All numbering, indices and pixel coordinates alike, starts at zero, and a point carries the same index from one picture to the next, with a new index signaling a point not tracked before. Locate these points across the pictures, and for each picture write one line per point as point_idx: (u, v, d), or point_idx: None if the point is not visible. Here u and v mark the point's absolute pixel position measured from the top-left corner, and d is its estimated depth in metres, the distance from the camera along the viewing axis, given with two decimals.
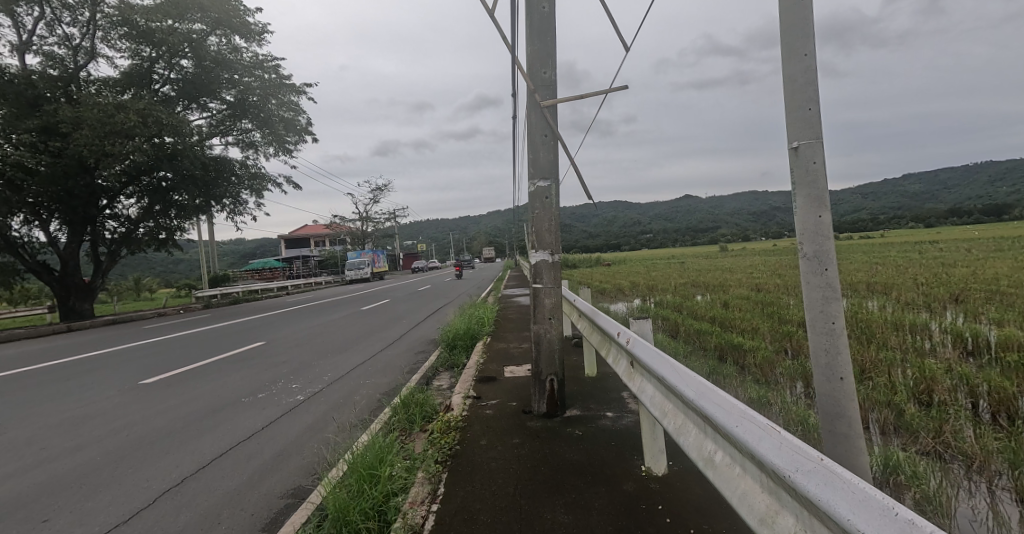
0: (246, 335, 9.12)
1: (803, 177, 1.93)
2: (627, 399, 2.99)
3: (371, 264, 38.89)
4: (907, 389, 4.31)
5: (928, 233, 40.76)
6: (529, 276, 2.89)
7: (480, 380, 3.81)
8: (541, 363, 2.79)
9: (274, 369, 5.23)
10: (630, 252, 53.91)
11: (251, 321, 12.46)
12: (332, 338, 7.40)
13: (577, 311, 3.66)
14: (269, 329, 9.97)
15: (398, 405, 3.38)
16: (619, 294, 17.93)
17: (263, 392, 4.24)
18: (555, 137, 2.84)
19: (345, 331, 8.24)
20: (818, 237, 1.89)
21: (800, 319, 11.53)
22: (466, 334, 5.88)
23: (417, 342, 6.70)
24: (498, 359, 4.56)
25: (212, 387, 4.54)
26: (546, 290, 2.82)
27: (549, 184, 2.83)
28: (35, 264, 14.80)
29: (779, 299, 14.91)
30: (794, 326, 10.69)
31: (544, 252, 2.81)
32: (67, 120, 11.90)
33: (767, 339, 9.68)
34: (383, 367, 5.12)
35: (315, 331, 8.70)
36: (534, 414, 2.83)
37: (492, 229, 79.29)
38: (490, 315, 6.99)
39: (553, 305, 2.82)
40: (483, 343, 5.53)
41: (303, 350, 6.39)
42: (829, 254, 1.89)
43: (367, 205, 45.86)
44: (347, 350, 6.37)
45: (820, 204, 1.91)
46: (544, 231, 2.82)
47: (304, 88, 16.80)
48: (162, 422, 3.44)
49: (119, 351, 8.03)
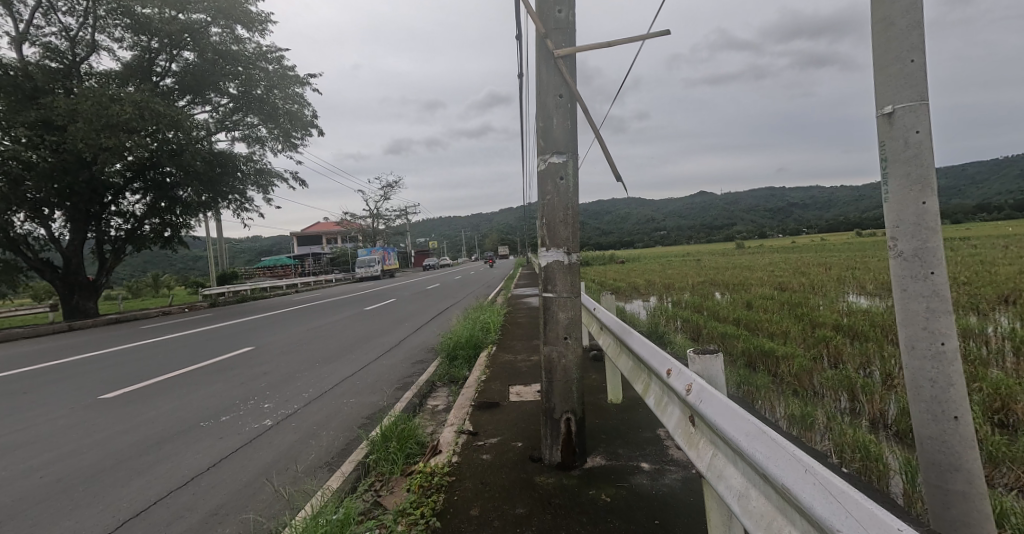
0: (239, 338, 8.58)
1: (899, 151, 1.56)
2: (665, 442, 2.30)
3: (381, 262, 38.55)
4: (977, 405, 3.44)
5: (956, 230, 39.12)
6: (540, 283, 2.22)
7: (478, 405, 3.15)
8: (554, 398, 2.12)
9: (251, 383, 4.64)
10: (644, 249, 52.89)
11: (250, 321, 11.95)
12: (325, 345, 6.80)
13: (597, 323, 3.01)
14: (265, 331, 9.42)
15: (376, 439, 2.75)
16: (635, 293, 17.11)
17: (227, 415, 3.64)
18: (573, 97, 2.16)
19: (341, 336, 7.62)
20: (919, 231, 1.50)
21: (833, 321, 10.64)
22: (469, 342, 5.25)
23: (416, 350, 6.06)
24: (502, 377, 3.89)
25: (175, 406, 3.97)
26: (560, 302, 2.15)
27: (564, 159, 2.14)
28: (37, 262, 14.47)
29: (808, 300, 14.00)
30: (830, 330, 9.82)
31: (556, 251, 2.14)
32: (63, 113, 11.49)
33: (800, 345, 8.86)
34: (370, 383, 4.48)
35: (309, 334, 8.12)
36: (544, 464, 2.15)
37: (505, 226, 78.66)
38: (496, 320, 6.29)
39: (569, 321, 2.15)
40: (487, 354, 4.89)
41: (290, 358, 5.82)
42: (937, 254, 1.48)
43: (378, 203, 45.59)
44: (338, 359, 5.77)
45: (923, 187, 1.51)
46: (558, 224, 2.14)
47: (309, 79, 16.32)
48: (91, 460, 2.85)
49: (102, 356, 7.54)
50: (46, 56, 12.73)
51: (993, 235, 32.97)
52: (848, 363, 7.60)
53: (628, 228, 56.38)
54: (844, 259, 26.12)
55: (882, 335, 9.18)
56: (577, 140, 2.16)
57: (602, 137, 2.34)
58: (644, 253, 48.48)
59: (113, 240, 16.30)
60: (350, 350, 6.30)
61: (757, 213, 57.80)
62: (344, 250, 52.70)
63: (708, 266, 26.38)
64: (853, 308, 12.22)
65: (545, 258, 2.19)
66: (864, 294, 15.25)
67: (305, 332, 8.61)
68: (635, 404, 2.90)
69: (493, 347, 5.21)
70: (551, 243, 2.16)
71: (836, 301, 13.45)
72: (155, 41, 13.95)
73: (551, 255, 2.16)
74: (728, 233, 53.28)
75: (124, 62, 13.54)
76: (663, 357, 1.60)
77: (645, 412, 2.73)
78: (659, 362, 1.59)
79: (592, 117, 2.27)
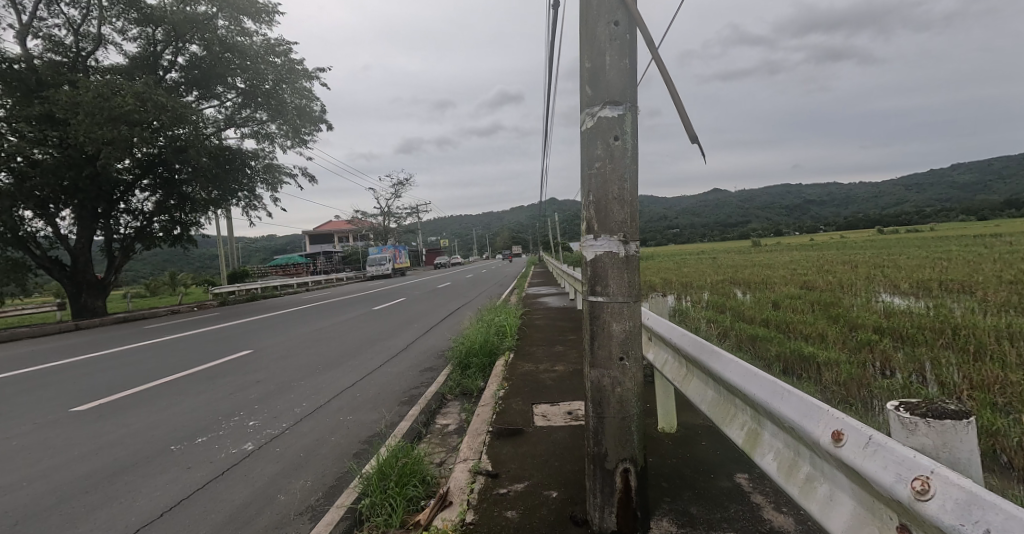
0: (240, 340, 8.14)
1: None
2: (754, 500, 1.70)
3: (392, 260, 38.25)
4: None
5: (984, 227, 37.70)
6: (584, 284, 1.66)
7: (499, 430, 2.60)
8: (605, 441, 1.56)
9: (239, 394, 4.12)
10: (657, 248, 51.88)
11: (255, 322, 11.52)
12: (329, 349, 6.30)
13: (647, 333, 2.43)
14: (269, 333, 8.96)
15: (372, 478, 2.21)
16: (653, 291, 16.48)
17: (204, 436, 3.11)
18: (632, 25, 1.58)
19: (346, 339, 7.12)
20: None
21: (874, 324, 9.85)
22: (483, 349, 4.70)
23: (426, 355, 5.51)
24: (526, 391, 3.32)
25: (150, 421, 3.45)
26: (613, 309, 1.58)
27: (621, 111, 1.57)
28: (44, 260, 14.20)
29: (838, 299, 13.24)
30: (871, 334, 9.06)
31: (609, 240, 1.59)
32: (64, 106, 11.16)
33: (840, 350, 8.12)
34: (373, 397, 3.95)
35: (313, 337, 7.64)
36: (592, 529, 1.58)
37: (516, 225, 78.11)
38: (512, 323, 5.70)
39: (627, 334, 1.58)
40: (504, 362, 4.33)
41: (288, 365, 5.32)
42: None
43: (389, 201, 45.29)
44: (340, 365, 5.26)
45: None
46: (613, 202, 1.59)
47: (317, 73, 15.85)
48: (32, 497, 2.35)
49: (96, 359, 7.12)
50: (50, 49, 12.40)
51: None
52: (898, 370, 6.89)
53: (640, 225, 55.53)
54: (868, 257, 25.18)
55: (928, 338, 8.46)
56: (637, 86, 1.59)
57: (668, 84, 1.75)
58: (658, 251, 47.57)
59: (122, 238, 16.00)
60: (355, 355, 5.79)
61: (775, 211, 56.44)
62: (356, 249, 52.63)
63: (725, 263, 25.65)
64: (889, 309, 11.48)
65: (590, 251, 1.63)
66: (897, 293, 14.41)
67: (309, 334, 8.12)
68: (695, 435, 2.31)
69: (512, 353, 4.64)
70: (599, 230, 1.61)
71: (869, 300, 12.71)
72: (161, 34, 13.58)
73: (600, 245, 1.60)
74: (744, 230, 52.09)
75: (129, 56, 13.17)
76: (813, 409, 1.01)
77: (710, 449, 2.14)
78: (808, 421, 0.99)
79: (656, 56, 1.69)
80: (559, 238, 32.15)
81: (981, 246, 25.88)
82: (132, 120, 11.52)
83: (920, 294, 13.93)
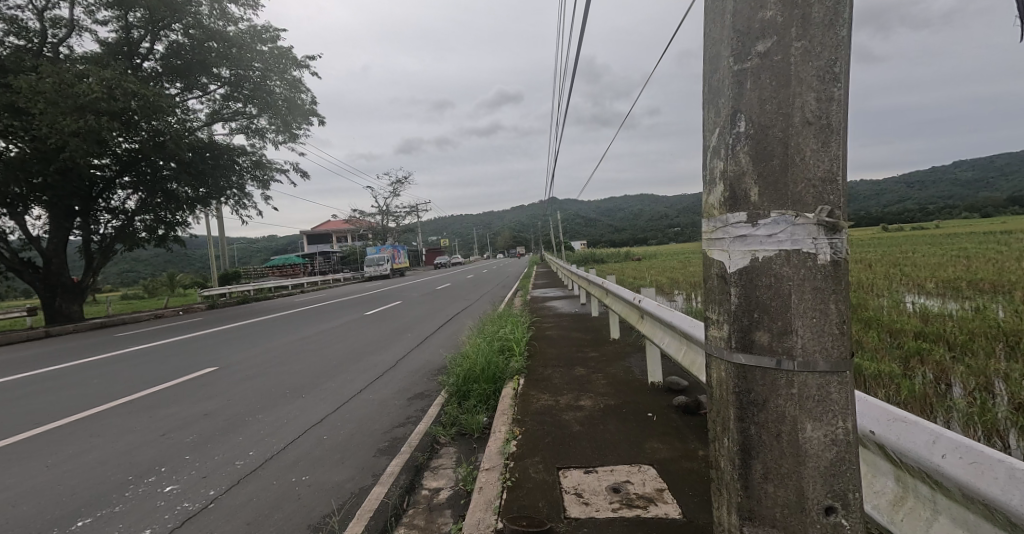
0: (214, 353, 7.20)
1: None
2: None
3: (391, 260, 37.34)
4: None
5: (993, 224, 37.03)
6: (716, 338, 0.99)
7: (515, 522, 1.75)
8: None
9: (174, 436, 3.18)
10: (659, 246, 51.27)
11: (237, 329, 10.57)
12: (310, 366, 5.38)
13: None
14: (249, 344, 8.02)
15: None
16: (662, 291, 15.56)
17: (86, 519, 2.17)
18: None
19: (330, 353, 6.20)
20: None
21: (914, 328, 8.96)
22: (485, 374, 3.80)
23: (419, 375, 4.58)
24: (546, 447, 2.43)
25: (29, 487, 2.50)
26: (801, 403, 0.88)
27: None
28: (15, 262, 13.20)
29: (864, 300, 12.34)
30: (913, 341, 8.19)
31: (791, 229, 0.87)
32: (24, 94, 10.22)
33: (886, 359, 7.24)
34: (344, 444, 3.01)
35: (295, 350, 6.73)
36: None
37: (517, 224, 77.35)
38: (521, 337, 4.79)
39: (835, 457, 0.88)
40: (513, 393, 3.45)
41: (250, 389, 4.41)
42: None
43: (388, 200, 44.40)
44: (312, 390, 4.35)
45: None
46: (804, 134, 0.90)
47: (307, 62, 14.96)
48: None
49: (39, 381, 6.14)
50: (14, 34, 11.42)
51: None
52: (960, 385, 6.01)
53: None
54: (880, 255, 24.21)
55: (981, 345, 7.52)
56: None
57: None
58: (660, 250, 46.73)
59: (102, 238, 14.93)
60: (336, 376, 4.87)
61: None
62: (354, 249, 51.56)
63: None
64: (924, 311, 10.52)
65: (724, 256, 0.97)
66: (923, 293, 13.58)
67: (291, 346, 7.18)
68: None
69: (522, 378, 3.75)
70: (763, 205, 0.91)
71: (898, 302, 11.76)
72: (138, 18, 12.68)
73: (765, 243, 0.89)
74: None
75: (103, 42, 12.22)
76: None
77: None
78: None
79: None
80: (562, 237, 31.26)
81: (997, 242, 25.09)
82: (98, 109, 10.59)
83: (951, 295, 12.96)
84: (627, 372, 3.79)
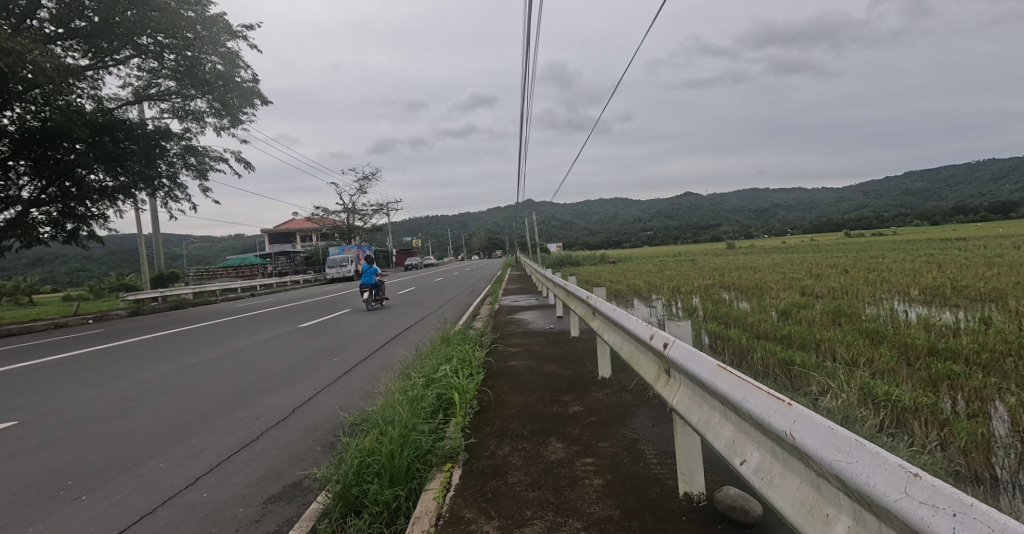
0: (69, 384, 5.40)
1: None
2: None
3: (355, 260, 35.23)
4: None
5: (943, 232, 38.08)
6: None
7: None
8: None
9: None
10: (630, 248, 50.86)
11: (138, 343, 8.73)
12: (163, 417, 3.66)
13: None
14: (123, 370, 6.11)
15: None
16: (639, 296, 14.29)
17: None
18: None
19: (212, 391, 4.46)
20: None
21: (923, 341, 7.75)
22: (395, 467, 2.21)
23: (310, 443, 2.99)
24: None
25: None
26: None
27: None
28: None
29: (854, 308, 11.22)
30: (927, 361, 6.96)
31: None
32: None
33: (907, 385, 5.90)
34: None
35: (177, 382, 5.03)
36: None
37: (490, 225, 75.77)
38: (468, 384, 3.24)
39: None
40: (430, 514, 1.87)
41: (23, 467, 2.72)
42: None
43: (354, 196, 42.25)
44: (129, 467, 2.73)
45: None
46: None
47: (243, 32, 13.06)
48: None
49: None
50: None
51: (991, 235, 31.44)
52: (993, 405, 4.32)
53: (615, 227, 54.12)
54: (853, 259, 23.80)
55: (1011, 365, 6.35)
56: None
57: None
58: (632, 251, 46.11)
59: None
60: (183, 440, 3.13)
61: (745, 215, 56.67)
62: (318, 249, 49.05)
63: (708, 266, 23.85)
64: (925, 321, 9.46)
65: None
66: (910, 300, 12.58)
67: (172, 377, 5.36)
68: None
69: (456, 472, 2.21)
70: None
71: (891, 309, 10.75)
72: None
73: None
74: (717, 233, 51.84)
75: None
76: None
77: None
78: None
79: None
80: (533, 238, 29.86)
81: (961, 249, 25.02)
82: None
83: (939, 302, 12.09)
84: (633, 457, 2.28)
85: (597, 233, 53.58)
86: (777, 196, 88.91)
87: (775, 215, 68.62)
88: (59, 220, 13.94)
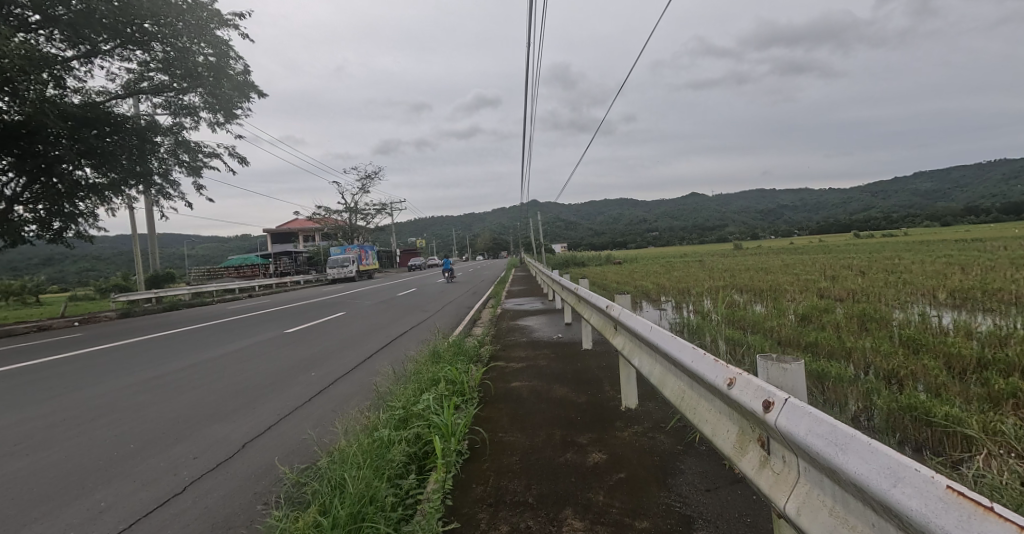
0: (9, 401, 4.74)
1: None
2: None
3: (357, 260, 34.61)
4: None
5: (957, 233, 37.08)
6: None
7: None
8: None
9: None
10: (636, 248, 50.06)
11: (110, 348, 8.09)
12: (80, 454, 2.96)
13: None
14: (79, 382, 5.43)
15: None
16: (649, 298, 13.54)
17: None
18: None
19: (158, 416, 3.76)
20: None
21: (966, 349, 6.94)
22: None
23: (245, 504, 2.26)
24: None
25: None
26: None
27: None
28: None
29: (878, 311, 10.44)
30: (973, 372, 6.18)
31: None
32: None
33: (963, 399, 5.09)
34: None
35: (126, 400, 4.35)
36: None
37: (494, 225, 75.04)
38: (457, 421, 2.50)
39: None
40: None
41: None
42: None
43: (356, 196, 41.69)
44: None
45: None
46: None
47: (233, 19, 12.40)
48: None
49: None
50: None
51: (1007, 236, 30.53)
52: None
53: (621, 227, 53.34)
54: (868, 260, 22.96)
55: None
56: None
57: None
58: (638, 252, 45.28)
59: None
60: (87, 493, 2.41)
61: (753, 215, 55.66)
62: (320, 249, 48.55)
63: (717, 266, 22.90)
64: (963, 326, 8.63)
65: None
66: (936, 303, 11.77)
67: (127, 393, 4.70)
68: None
69: None
70: None
71: (923, 313, 9.82)
72: None
73: None
74: (724, 233, 50.91)
75: None
76: None
77: None
78: None
79: None
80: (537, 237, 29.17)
81: (978, 250, 24.12)
82: None
83: (970, 306, 11.19)
84: None
85: (602, 234, 52.80)
86: (784, 196, 87.64)
87: (783, 215, 67.57)
88: (46, 219, 13.36)
